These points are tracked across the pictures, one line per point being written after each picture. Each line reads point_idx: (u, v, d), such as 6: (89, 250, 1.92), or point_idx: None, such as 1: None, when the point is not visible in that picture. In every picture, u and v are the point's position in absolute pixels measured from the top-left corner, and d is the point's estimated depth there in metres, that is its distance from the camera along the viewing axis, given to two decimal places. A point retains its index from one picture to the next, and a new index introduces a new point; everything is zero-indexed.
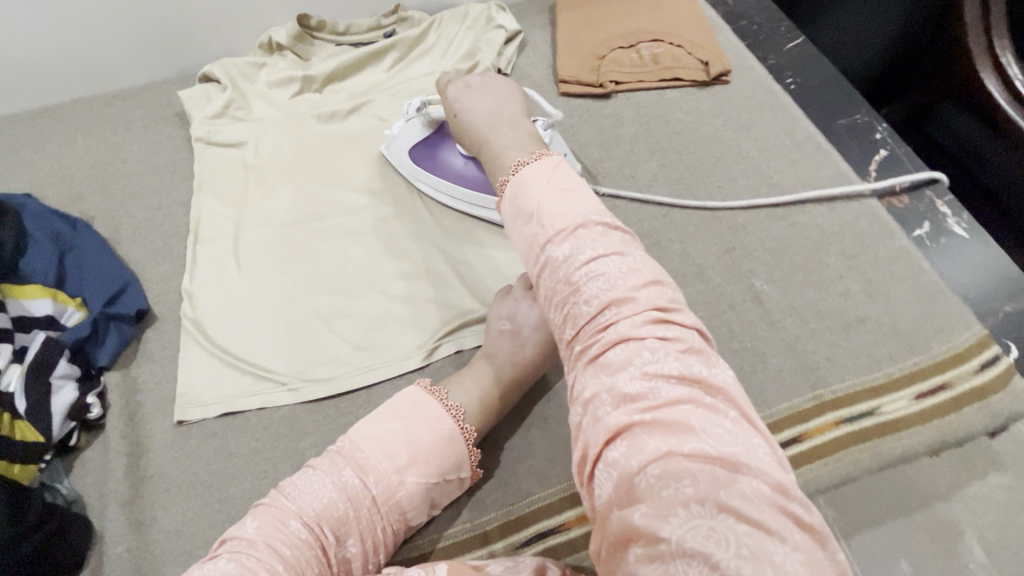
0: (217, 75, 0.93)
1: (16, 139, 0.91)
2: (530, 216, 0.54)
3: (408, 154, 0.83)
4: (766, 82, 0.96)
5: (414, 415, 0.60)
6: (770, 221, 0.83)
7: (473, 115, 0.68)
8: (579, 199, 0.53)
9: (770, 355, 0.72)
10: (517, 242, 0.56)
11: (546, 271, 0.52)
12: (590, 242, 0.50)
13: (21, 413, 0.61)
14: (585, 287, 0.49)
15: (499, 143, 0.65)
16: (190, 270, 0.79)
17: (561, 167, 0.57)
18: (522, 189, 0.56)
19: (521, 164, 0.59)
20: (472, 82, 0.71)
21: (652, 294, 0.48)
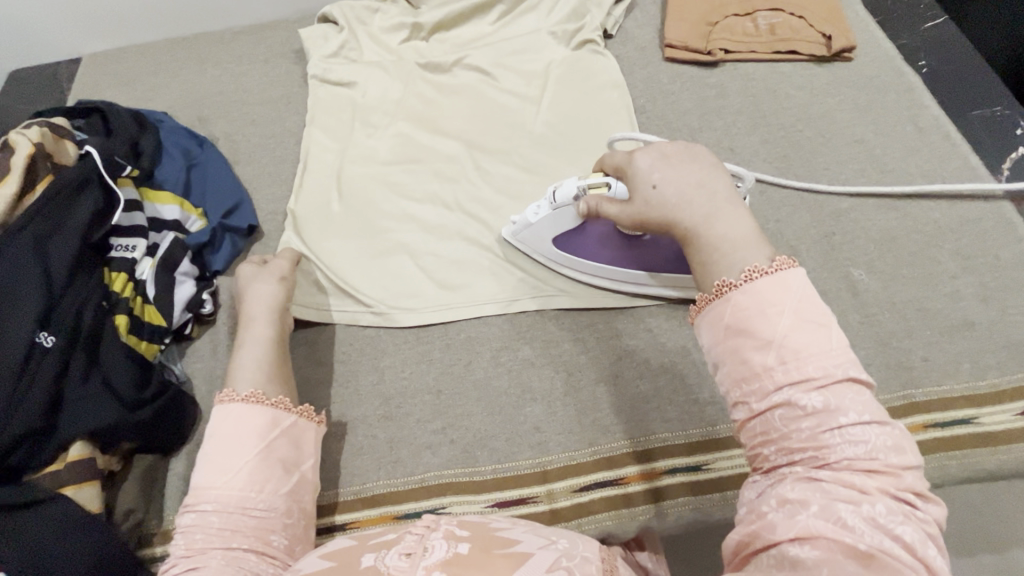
0: (335, 17, 0.98)
1: (158, 65, 1.02)
2: (766, 344, 0.44)
3: (552, 242, 0.73)
4: (894, 62, 0.89)
5: (228, 421, 0.56)
6: (879, 209, 0.78)
7: (680, 194, 0.52)
8: (834, 340, 0.44)
9: (861, 347, 0.68)
10: (723, 360, 0.46)
11: (776, 407, 0.42)
12: (852, 402, 0.41)
13: (150, 299, 0.70)
14: (830, 436, 0.41)
15: (721, 237, 0.49)
16: (296, 194, 0.84)
17: (807, 288, 0.46)
18: (760, 307, 0.45)
19: (754, 274, 0.46)
20: (667, 150, 0.56)
21: (912, 478, 0.40)
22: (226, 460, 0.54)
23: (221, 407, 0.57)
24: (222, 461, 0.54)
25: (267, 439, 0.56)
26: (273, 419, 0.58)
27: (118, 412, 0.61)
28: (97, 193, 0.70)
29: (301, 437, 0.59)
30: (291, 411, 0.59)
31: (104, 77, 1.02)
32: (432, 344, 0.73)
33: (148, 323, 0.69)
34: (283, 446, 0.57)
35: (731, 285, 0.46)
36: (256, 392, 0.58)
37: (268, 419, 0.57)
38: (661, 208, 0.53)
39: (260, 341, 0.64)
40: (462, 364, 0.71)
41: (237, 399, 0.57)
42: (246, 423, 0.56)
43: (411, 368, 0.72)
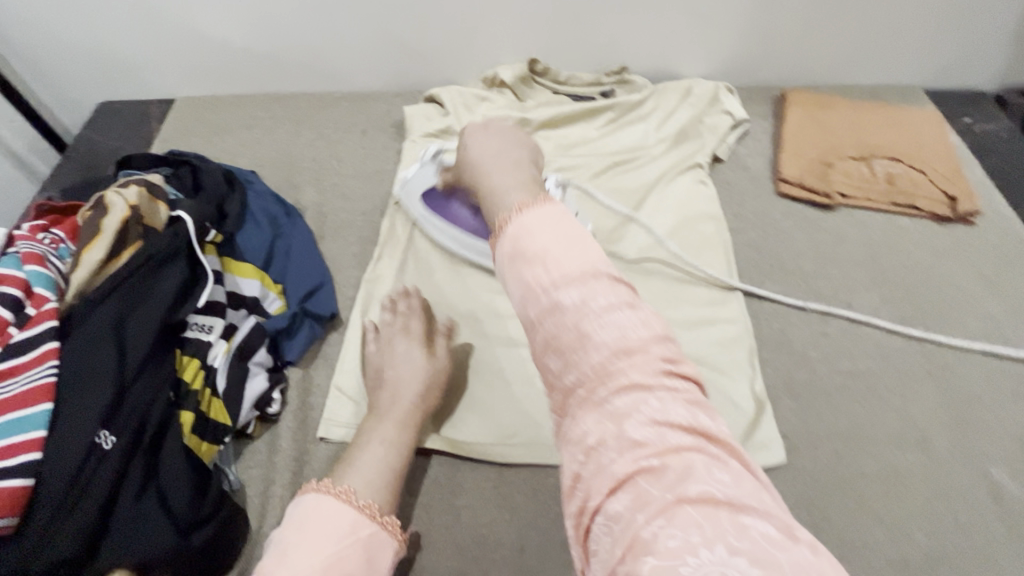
0: (442, 99, 0.97)
1: (253, 120, 1.00)
2: (538, 259, 0.43)
3: (420, 199, 0.82)
4: (1020, 233, 0.85)
5: (313, 516, 0.53)
6: (1015, 398, 0.70)
7: (478, 153, 0.56)
8: (590, 245, 0.44)
9: (1009, 567, 0.60)
10: (509, 285, 0.45)
11: (549, 316, 0.42)
12: (602, 293, 0.41)
13: (219, 392, 0.63)
14: (591, 328, 0.40)
15: (485, 175, 0.54)
16: (371, 292, 0.78)
17: (568, 217, 0.46)
18: (525, 231, 0.45)
19: (523, 208, 0.47)
20: (487, 121, 0.61)
21: (662, 348, 0.40)
22: (299, 554, 0.49)
23: (312, 492, 0.55)
24: (298, 551, 0.49)
25: (339, 545, 0.51)
26: (354, 524, 0.53)
27: (170, 539, 0.53)
28: (184, 266, 0.65)
29: (377, 554, 0.53)
30: (375, 520, 0.55)
31: (197, 124, 1.00)
32: (516, 486, 0.65)
33: (212, 421, 0.61)
34: (359, 558, 0.52)
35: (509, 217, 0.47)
36: (348, 489, 0.56)
37: (351, 523, 0.53)
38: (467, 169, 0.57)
39: (381, 441, 0.61)
40: (551, 516, 0.63)
41: (330, 493, 0.55)
42: (330, 520, 0.52)
43: (492, 513, 0.64)
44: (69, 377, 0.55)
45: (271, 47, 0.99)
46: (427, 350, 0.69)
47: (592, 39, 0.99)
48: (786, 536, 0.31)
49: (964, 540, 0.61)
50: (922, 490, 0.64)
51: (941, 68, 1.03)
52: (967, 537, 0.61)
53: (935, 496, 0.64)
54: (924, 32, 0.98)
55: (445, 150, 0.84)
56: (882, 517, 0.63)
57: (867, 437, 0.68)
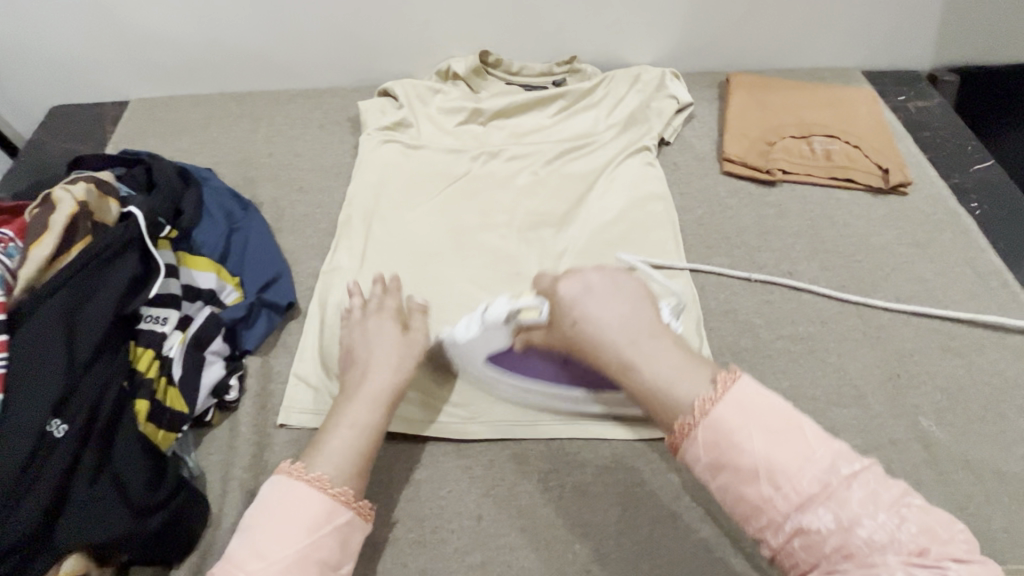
0: (396, 93, 0.99)
1: (211, 119, 1.01)
2: (753, 475, 0.43)
3: (482, 361, 0.67)
4: (948, 201, 0.90)
5: (283, 503, 0.51)
6: (943, 354, 0.74)
7: (609, 325, 0.50)
8: (800, 440, 0.43)
9: (936, 508, 0.63)
10: (724, 499, 0.45)
11: (792, 535, 0.42)
12: (851, 490, 0.41)
13: (175, 380, 0.64)
14: (826, 527, 0.41)
15: (653, 381, 0.47)
16: (328, 281, 0.80)
17: (759, 393, 0.45)
18: (726, 436, 0.44)
19: (707, 405, 0.45)
20: (591, 281, 0.53)
21: (889, 514, 0.41)
22: (274, 544, 0.49)
23: (286, 476, 0.53)
24: (265, 544, 0.49)
25: (311, 537, 0.50)
26: (326, 513, 0.52)
27: (126, 521, 0.55)
28: (137, 259, 0.66)
29: (351, 538, 0.53)
30: (348, 507, 0.54)
31: (153, 125, 1.00)
32: (473, 459, 0.67)
33: (169, 408, 0.63)
34: (330, 547, 0.51)
35: (691, 423, 0.45)
36: (321, 477, 0.53)
37: (324, 511, 0.52)
38: (586, 339, 0.51)
39: (351, 425, 0.58)
40: (507, 485, 0.66)
41: (303, 479, 0.52)
42: (303, 509, 0.51)
43: (449, 486, 0.66)
44: (17, 368, 0.55)
45: (225, 46, 1.00)
46: (401, 327, 0.68)
47: (540, 30, 1.02)
48: None
49: None
50: (857, 443, 0.68)
51: (876, 50, 1.08)
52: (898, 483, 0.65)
53: (870, 448, 0.68)
54: (855, 17, 1.03)
55: (518, 304, 0.62)
56: None
57: (807, 397, 0.72)
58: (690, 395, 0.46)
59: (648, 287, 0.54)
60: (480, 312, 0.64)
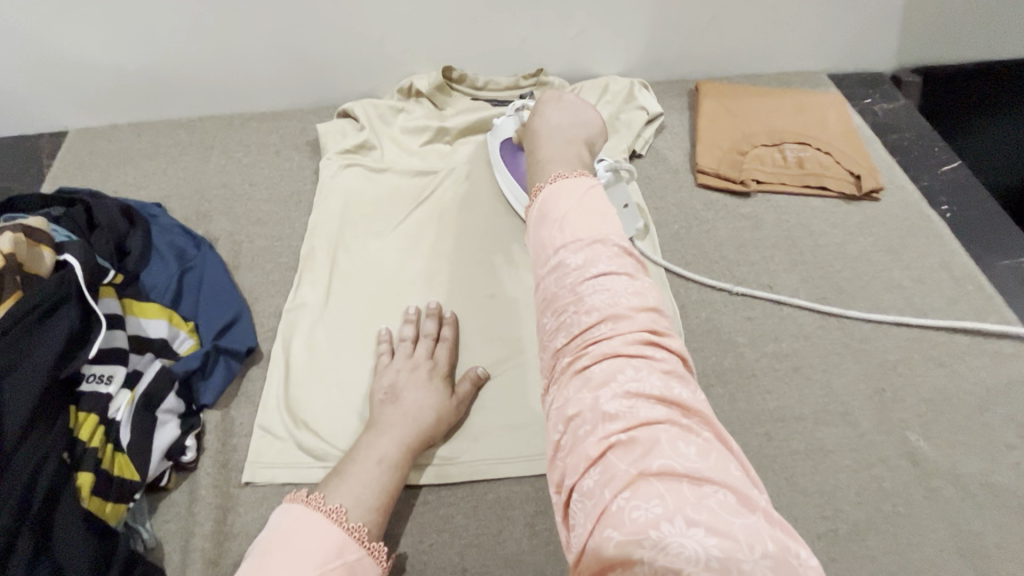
0: (356, 114, 0.94)
1: (158, 148, 0.96)
2: (559, 225, 0.52)
3: (500, 141, 0.87)
4: (920, 205, 0.90)
5: (297, 532, 0.51)
6: (926, 364, 0.74)
7: (554, 124, 0.69)
8: (603, 220, 0.52)
9: (929, 527, 0.62)
10: (535, 258, 0.53)
11: (564, 278, 0.49)
12: (605, 258, 0.49)
13: (124, 447, 0.59)
14: (587, 292, 0.47)
15: (541, 133, 0.68)
16: (293, 321, 0.75)
17: (599, 194, 0.55)
18: (554, 197, 0.55)
19: (560, 177, 0.57)
20: (566, 98, 0.72)
21: (647, 318, 0.46)
22: (278, 568, 0.47)
23: (302, 506, 0.54)
24: (276, 565, 0.48)
25: (324, 565, 0.49)
26: (340, 546, 0.52)
27: None
28: (74, 315, 0.60)
29: None
30: (361, 545, 0.53)
31: (95, 157, 0.94)
32: (455, 507, 0.64)
33: (117, 478, 0.57)
34: None
35: (560, 176, 0.57)
36: (338, 508, 0.54)
37: (337, 543, 0.52)
38: (535, 131, 0.69)
39: (378, 460, 0.60)
40: (492, 534, 0.62)
41: (321, 510, 0.54)
42: (317, 539, 0.51)
43: (431, 539, 0.62)
44: None
45: (169, 71, 0.94)
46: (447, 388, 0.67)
47: (503, 43, 0.98)
48: (744, 506, 0.36)
49: (887, 506, 0.64)
50: (847, 462, 0.67)
51: (839, 54, 1.08)
52: (890, 502, 0.64)
53: (859, 467, 0.66)
54: (817, 22, 1.03)
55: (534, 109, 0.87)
56: (812, 493, 0.65)
57: (794, 416, 0.70)
58: (557, 172, 0.60)
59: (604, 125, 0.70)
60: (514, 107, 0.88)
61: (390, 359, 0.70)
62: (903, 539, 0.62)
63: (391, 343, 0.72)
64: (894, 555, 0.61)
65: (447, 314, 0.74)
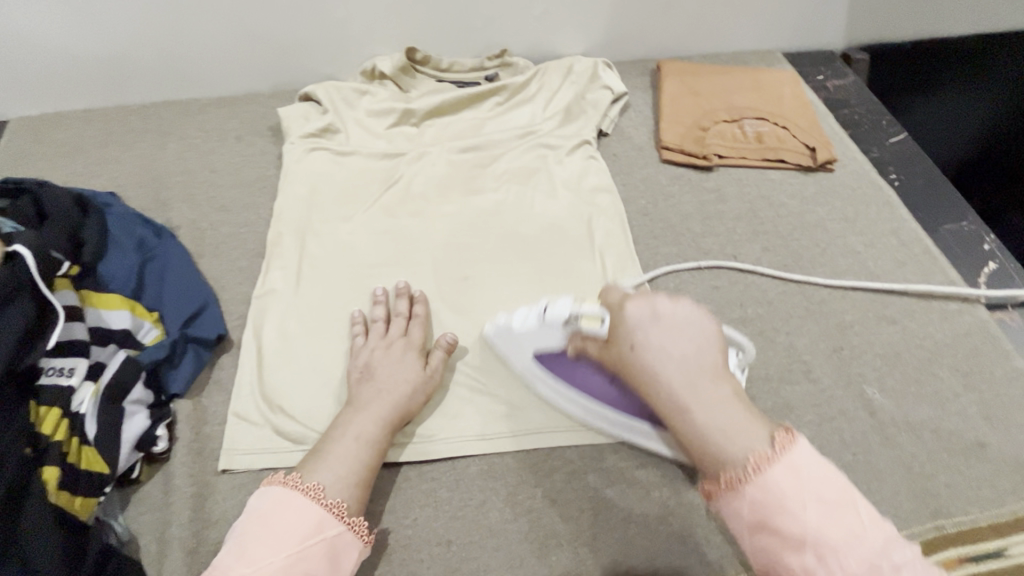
0: (319, 97, 0.92)
1: (109, 136, 0.92)
2: (794, 519, 0.43)
3: (533, 357, 0.67)
4: (871, 175, 0.94)
5: (275, 513, 0.52)
6: (879, 323, 0.78)
7: (664, 361, 0.49)
8: (815, 477, 0.45)
9: (887, 473, 0.66)
10: (742, 534, 0.46)
11: (779, 537, 0.44)
12: (853, 531, 0.43)
13: (89, 439, 0.57)
14: (828, 557, 0.42)
15: (682, 411, 0.49)
16: (263, 307, 0.74)
17: (810, 456, 0.46)
18: (743, 465, 0.46)
19: (762, 463, 0.45)
20: (659, 305, 0.51)
21: (886, 557, 0.42)
22: (258, 552, 0.50)
23: (279, 488, 0.54)
24: (251, 551, 0.50)
25: (301, 545, 0.51)
26: (318, 523, 0.53)
27: None
28: (27, 305, 0.58)
29: (341, 555, 0.53)
30: (341, 520, 0.54)
31: (41, 148, 0.90)
32: (438, 482, 0.64)
33: (84, 470, 0.55)
34: (319, 558, 0.52)
35: (742, 473, 0.46)
36: (316, 486, 0.55)
37: (314, 521, 0.53)
38: (632, 368, 0.51)
39: (355, 437, 0.60)
40: (475, 505, 0.63)
41: (298, 489, 0.54)
42: (295, 519, 0.52)
43: (416, 514, 0.62)
44: None
45: (117, 55, 0.90)
46: (422, 359, 0.68)
47: (466, 23, 0.98)
48: None
49: (848, 455, 0.67)
50: (811, 418, 0.70)
51: (792, 32, 1.12)
52: (850, 452, 0.68)
53: (822, 421, 0.70)
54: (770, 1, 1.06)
55: (583, 308, 0.61)
56: None
57: (760, 377, 0.73)
58: (744, 451, 0.46)
59: (720, 327, 0.51)
60: (541, 307, 0.65)
61: (366, 339, 0.69)
62: (863, 486, 0.65)
63: (366, 323, 0.71)
64: None
65: (415, 292, 0.74)
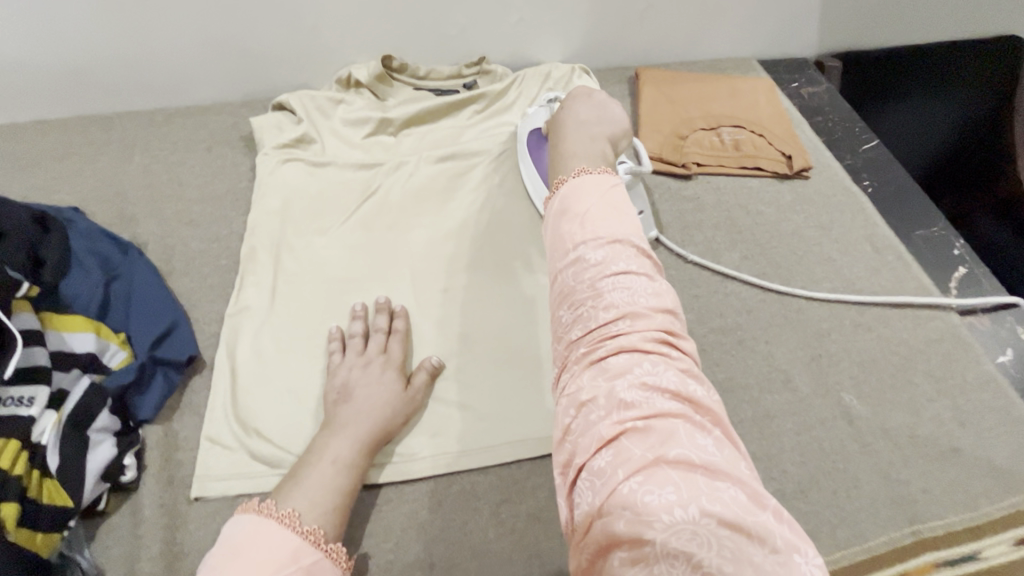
0: (293, 106, 0.90)
1: (71, 147, 0.88)
2: (582, 224, 0.50)
3: (526, 135, 0.86)
4: (845, 182, 0.96)
5: (251, 543, 0.49)
6: (855, 330, 0.79)
7: (581, 117, 0.66)
8: (624, 221, 0.51)
9: (865, 480, 0.67)
10: (551, 248, 0.52)
11: (582, 274, 0.47)
12: (625, 257, 0.48)
13: (52, 472, 0.55)
14: (607, 290, 0.46)
15: (569, 122, 0.66)
16: (236, 325, 0.72)
17: (623, 197, 0.53)
18: (575, 190, 0.53)
19: (583, 172, 0.55)
20: (592, 91, 0.70)
21: (665, 319, 0.45)
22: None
23: (253, 515, 0.52)
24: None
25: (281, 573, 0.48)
26: (296, 551, 0.51)
27: None
28: None
29: None
30: (318, 548, 0.52)
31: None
32: (420, 503, 0.63)
33: (46, 506, 0.53)
34: None
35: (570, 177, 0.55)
36: (291, 512, 0.53)
37: (292, 549, 0.50)
38: (560, 126, 0.67)
39: (332, 460, 0.59)
40: (458, 526, 0.62)
41: (273, 516, 0.52)
42: (273, 547, 0.50)
43: (398, 538, 0.61)
44: None
45: (79, 63, 0.87)
46: (402, 379, 0.67)
47: (443, 31, 0.96)
48: (754, 504, 0.36)
49: (827, 463, 0.68)
50: (791, 426, 0.71)
51: (767, 40, 1.13)
52: (830, 460, 0.68)
53: (802, 430, 0.71)
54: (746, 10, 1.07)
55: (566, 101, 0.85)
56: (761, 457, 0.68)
57: (740, 386, 0.74)
58: (579, 166, 0.58)
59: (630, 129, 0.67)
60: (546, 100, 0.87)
61: (342, 357, 0.68)
62: (842, 493, 0.66)
63: (343, 339, 0.70)
64: (836, 508, 0.65)
65: (396, 308, 0.73)
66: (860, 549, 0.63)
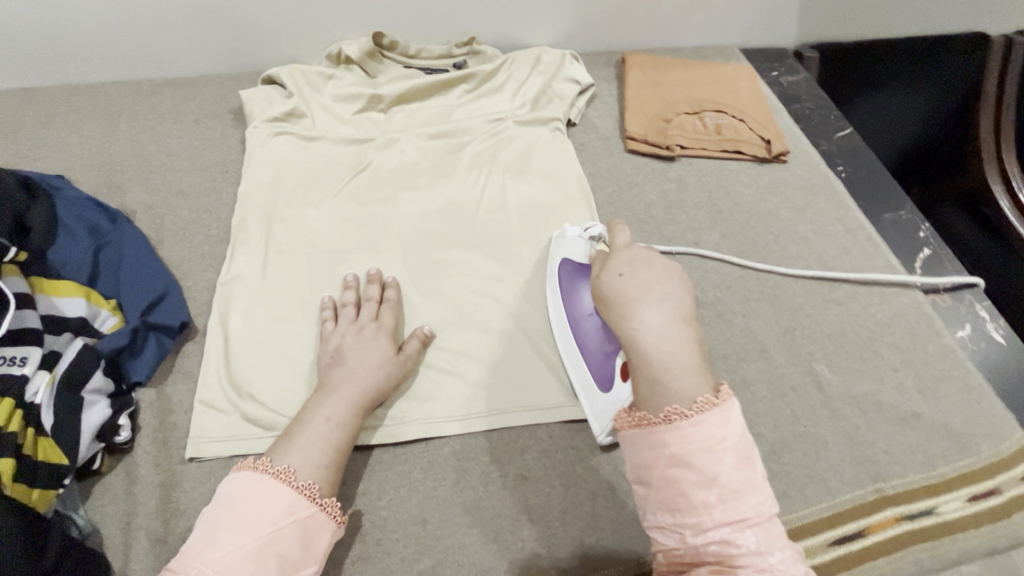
0: (283, 80, 0.90)
1: (54, 115, 0.87)
2: (707, 481, 0.43)
3: (560, 259, 0.75)
4: (820, 166, 1.00)
5: (245, 498, 0.52)
6: (827, 305, 0.84)
7: (638, 289, 0.50)
8: (754, 474, 0.44)
9: (833, 443, 0.71)
10: (659, 484, 0.45)
11: (708, 540, 0.43)
12: (770, 534, 0.43)
13: (47, 430, 0.55)
14: (750, 565, 0.42)
15: (634, 328, 0.48)
16: (227, 293, 0.72)
17: (743, 429, 0.45)
18: (693, 437, 0.44)
19: (702, 407, 0.45)
20: (650, 256, 0.54)
21: (795, 565, 0.43)
22: (227, 535, 0.49)
23: (249, 472, 0.54)
24: (222, 534, 0.49)
25: (273, 527, 0.51)
26: (290, 505, 0.53)
27: None
28: None
29: (314, 536, 0.53)
30: (313, 502, 0.54)
31: None
32: (412, 464, 0.65)
33: (42, 462, 0.54)
34: (292, 541, 0.51)
35: (681, 414, 0.45)
36: (286, 468, 0.55)
37: (286, 504, 0.52)
38: (613, 300, 0.51)
39: (326, 419, 0.60)
40: (449, 485, 0.64)
41: (268, 473, 0.54)
42: (267, 502, 0.52)
43: (391, 496, 0.63)
44: None
45: (61, 29, 0.85)
46: (394, 346, 0.68)
47: (433, 10, 0.97)
48: None
49: (799, 427, 0.72)
50: (765, 393, 0.75)
51: (749, 28, 1.17)
52: (801, 425, 0.72)
53: (775, 396, 0.75)
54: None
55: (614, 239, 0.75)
56: None
57: (718, 356, 0.78)
58: (683, 395, 0.46)
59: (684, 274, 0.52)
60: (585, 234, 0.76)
61: (335, 324, 0.69)
62: (812, 455, 0.70)
63: (335, 307, 0.71)
64: (806, 468, 0.69)
65: (387, 278, 0.74)
66: (826, 505, 0.67)
